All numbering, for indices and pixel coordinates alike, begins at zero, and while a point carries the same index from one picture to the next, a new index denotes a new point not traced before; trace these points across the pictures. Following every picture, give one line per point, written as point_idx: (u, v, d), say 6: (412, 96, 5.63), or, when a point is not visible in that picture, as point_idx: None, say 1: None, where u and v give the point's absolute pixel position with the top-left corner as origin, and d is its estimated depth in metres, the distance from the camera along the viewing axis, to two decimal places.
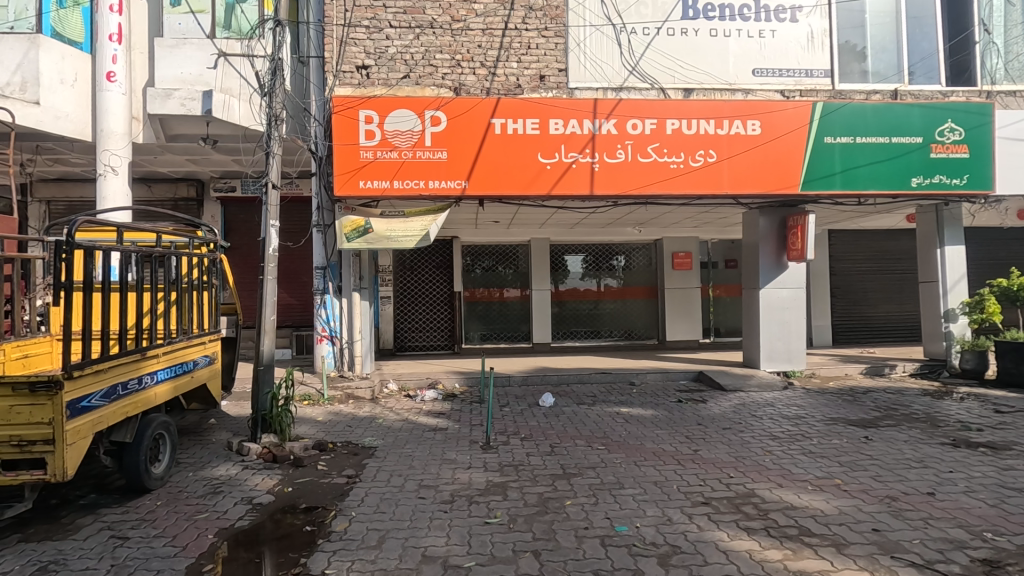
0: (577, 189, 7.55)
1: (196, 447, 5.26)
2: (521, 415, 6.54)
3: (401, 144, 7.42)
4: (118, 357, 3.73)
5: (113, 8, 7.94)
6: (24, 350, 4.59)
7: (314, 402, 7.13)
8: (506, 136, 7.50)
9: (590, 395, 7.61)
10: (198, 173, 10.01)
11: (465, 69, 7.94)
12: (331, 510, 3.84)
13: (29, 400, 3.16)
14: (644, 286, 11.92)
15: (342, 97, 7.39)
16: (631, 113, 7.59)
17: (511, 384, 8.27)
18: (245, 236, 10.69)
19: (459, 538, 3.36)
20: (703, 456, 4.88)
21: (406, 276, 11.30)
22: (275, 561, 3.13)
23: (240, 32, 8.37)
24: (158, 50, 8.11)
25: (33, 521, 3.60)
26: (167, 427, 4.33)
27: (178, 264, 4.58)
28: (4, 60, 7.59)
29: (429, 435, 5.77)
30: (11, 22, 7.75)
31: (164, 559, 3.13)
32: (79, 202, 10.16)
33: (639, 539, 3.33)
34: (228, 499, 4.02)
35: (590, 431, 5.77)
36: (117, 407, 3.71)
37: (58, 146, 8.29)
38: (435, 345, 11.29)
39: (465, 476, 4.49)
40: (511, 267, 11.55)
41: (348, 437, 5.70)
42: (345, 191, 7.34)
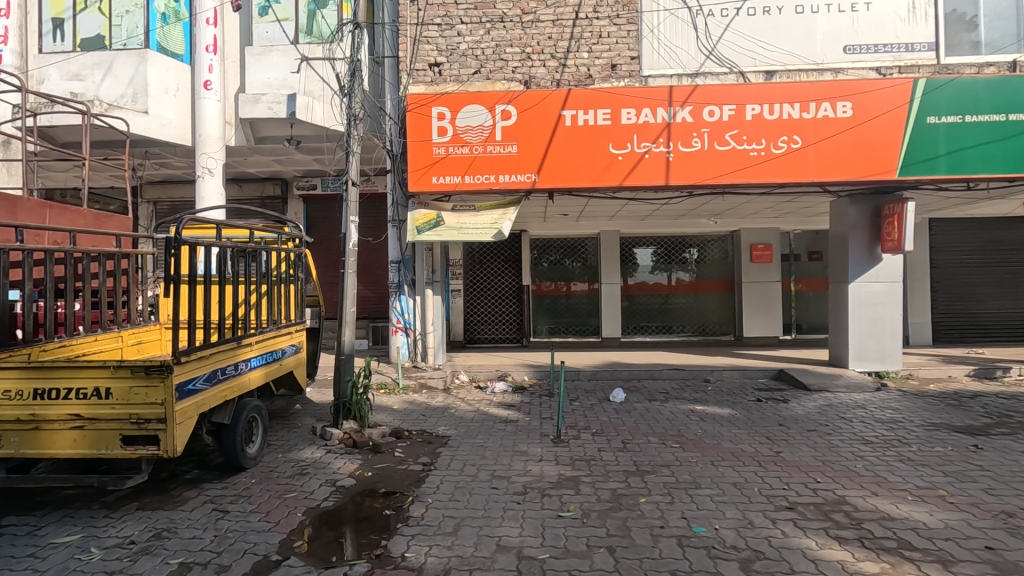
0: (650, 179, 7.34)
1: (284, 431, 5.61)
2: (592, 410, 6.48)
3: (472, 139, 7.54)
4: (217, 345, 4.03)
5: (210, 21, 8.50)
6: (137, 337, 5.14)
7: (390, 390, 7.42)
8: (577, 128, 7.41)
9: (662, 391, 7.43)
10: (283, 172, 10.64)
11: (535, 62, 7.90)
12: (409, 495, 3.98)
13: (144, 382, 3.48)
14: (719, 280, 11.48)
15: (416, 95, 7.59)
16: (708, 100, 7.28)
17: (581, 378, 8.22)
18: (325, 232, 11.18)
19: (532, 530, 3.39)
20: (786, 458, 4.64)
21: (476, 270, 11.41)
22: (357, 541, 3.29)
23: (321, 36, 8.76)
24: (249, 58, 8.70)
25: (147, 492, 3.98)
26: (260, 411, 4.64)
27: (268, 259, 4.87)
28: (120, 74, 8.39)
29: (501, 426, 5.86)
30: (124, 39, 8.55)
31: (260, 533, 3.37)
32: (181, 202, 11.07)
33: (718, 541, 3.21)
34: (314, 480, 4.27)
35: (663, 429, 5.62)
36: (217, 391, 4.01)
37: (163, 151, 9.04)
38: (503, 338, 11.39)
39: (536, 468, 4.51)
40: (580, 260, 11.45)
41: (423, 426, 5.88)
42: (419, 187, 7.57)
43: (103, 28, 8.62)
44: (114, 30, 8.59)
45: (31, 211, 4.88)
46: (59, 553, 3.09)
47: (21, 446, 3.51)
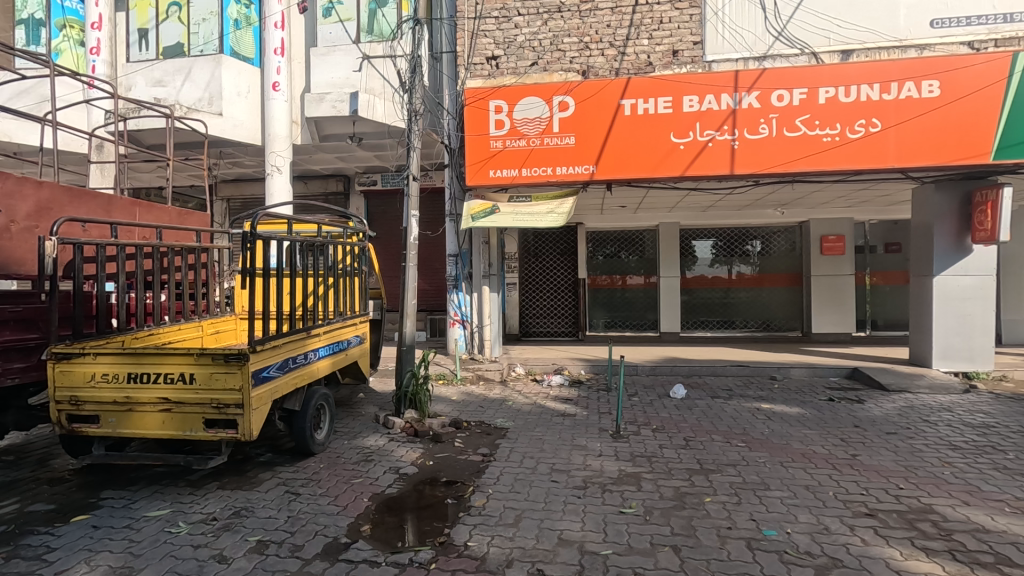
0: (713, 169, 7.07)
1: (348, 418, 5.81)
2: (651, 406, 6.34)
3: (530, 132, 7.51)
4: (288, 335, 4.22)
5: (278, 25, 8.80)
6: (215, 327, 5.43)
7: (448, 381, 7.56)
8: (636, 118, 7.24)
9: (725, 388, 7.18)
10: (345, 169, 10.99)
11: (593, 51, 7.75)
12: (469, 485, 4.03)
13: (224, 368, 3.68)
14: (785, 273, 10.97)
15: (473, 89, 7.66)
16: (777, 84, 6.92)
17: (639, 373, 8.08)
18: (385, 227, 11.47)
19: (594, 525, 3.35)
20: (863, 462, 4.37)
21: (532, 263, 11.36)
22: (420, 528, 3.36)
23: (381, 34, 8.96)
24: (314, 59, 9.04)
25: (226, 472, 4.22)
26: (327, 399, 4.83)
27: (335, 253, 5.04)
28: (198, 79, 8.90)
29: (558, 419, 5.84)
30: (201, 45, 9.08)
31: (329, 516, 3.50)
32: (251, 199, 11.64)
33: (791, 546, 3.07)
34: (378, 467, 4.40)
35: (727, 427, 5.44)
36: (289, 378, 4.21)
37: (235, 151, 9.53)
38: (559, 332, 11.31)
39: (596, 463, 4.46)
40: (636, 253, 11.22)
41: (481, 417, 5.95)
42: (476, 181, 7.65)
43: (183, 35, 9.20)
44: (192, 37, 9.14)
45: (124, 209, 5.22)
46: (151, 526, 3.33)
47: (117, 426, 3.79)
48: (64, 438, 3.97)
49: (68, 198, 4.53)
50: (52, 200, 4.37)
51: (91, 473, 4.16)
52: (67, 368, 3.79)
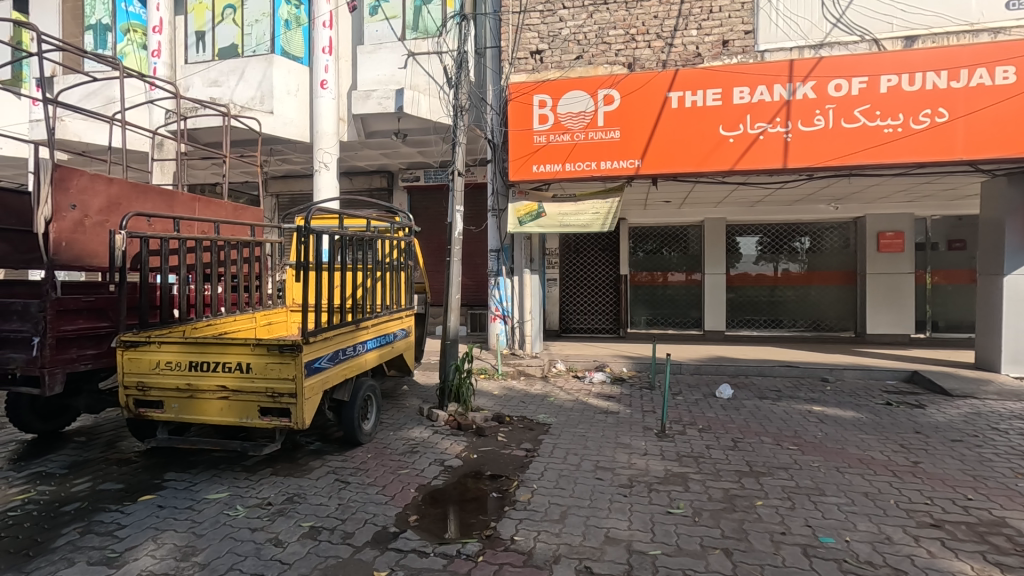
0: (765, 162, 6.84)
1: (393, 410, 5.92)
2: (697, 405, 6.21)
3: (574, 126, 7.46)
4: (339, 327, 4.32)
5: (326, 24, 9.04)
6: (268, 319, 5.61)
7: (490, 375, 7.60)
8: (684, 110, 7.07)
9: (773, 389, 6.96)
10: (389, 165, 11.17)
11: (639, 43, 7.61)
12: (514, 480, 4.04)
13: (278, 358, 3.80)
14: (837, 271, 10.55)
15: (518, 83, 7.63)
16: (834, 73, 6.63)
17: (683, 372, 7.92)
18: (428, 222, 11.60)
19: (641, 524, 3.31)
20: (927, 470, 4.16)
21: (573, 259, 11.26)
22: (467, 521, 3.39)
23: (426, 31, 9.03)
24: (361, 57, 9.23)
25: (279, 459, 4.37)
26: (374, 390, 4.93)
27: (382, 247, 5.13)
28: (251, 78, 9.20)
29: (601, 417, 5.78)
30: (254, 47, 9.37)
31: (378, 505, 3.57)
32: (299, 195, 11.96)
33: (850, 555, 2.95)
34: (424, 458, 4.46)
35: (777, 429, 5.27)
36: (339, 369, 4.31)
37: (285, 148, 9.81)
38: (599, 329, 11.20)
39: (642, 462, 4.39)
40: (679, 249, 10.98)
41: (523, 412, 5.96)
42: (519, 176, 7.63)
43: (237, 37, 9.52)
44: (245, 38, 9.45)
45: (184, 204, 5.46)
46: (211, 508, 3.48)
47: (180, 411, 3.97)
48: (131, 422, 4.20)
49: (134, 194, 4.80)
50: (120, 196, 4.62)
51: (154, 456, 4.38)
52: (134, 356, 3.99)
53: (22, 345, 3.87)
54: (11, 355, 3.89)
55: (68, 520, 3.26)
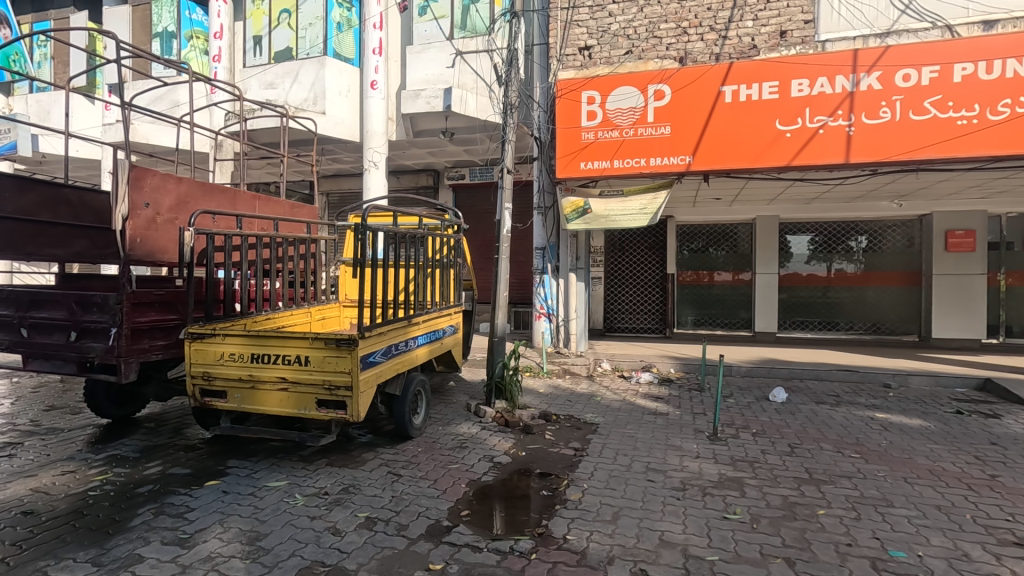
0: (825, 157, 6.55)
1: (441, 405, 5.99)
2: (749, 409, 6.02)
3: (623, 123, 7.35)
4: (392, 322, 4.41)
5: (376, 25, 9.16)
6: (322, 313, 5.77)
7: (535, 373, 7.60)
8: (738, 104, 6.87)
9: (831, 394, 6.67)
10: (435, 164, 11.33)
11: (692, 36, 7.42)
12: (564, 478, 4.02)
13: (335, 352, 3.91)
14: (898, 271, 10.04)
15: (566, 80, 7.60)
16: (903, 62, 6.30)
17: (733, 374, 7.70)
18: (472, 220, 11.69)
19: (697, 529, 3.23)
20: (1006, 484, 3.89)
21: (618, 257, 11.11)
22: (518, 517, 3.39)
23: (474, 30, 9.09)
24: (410, 57, 9.38)
25: (334, 450, 4.49)
26: (424, 385, 5.00)
27: (432, 245, 5.20)
28: (305, 80, 9.48)
29: (650, 418, 5.69)
30: (308, 49, 9.68)
31: (430, 498, 3.62)
32: (348, 193, 12.24)
33: (924, 570, 2.79)
34: (473, 454, 4.50)
35: (837, 435, 5.05)
36: (391, 364, 4.40)
37: (335, 148, 10.06)
38: (645, 329, 11.02)
39: (694, 465, 4.29)
40: (728, 248, 10.67)
41: (570, 411, 5.93)
42: (566, 173, 7.59)
43: (292, 40, 9.84)
44: (300, 42, 9.76)
45: (246, 202, 5.71)
46: (272, 495, 3.61)
47: (242, 401, 4.14)
48: (197, 411, 4.40)
49: (201, 192, 5.04)
50: (189, 194, 4.86)
51: (218, 443, 4.57)
52: (200, 347, 4.18)
53: (101, 334, 4.10)
54: (91, 344, 4.12)
55: (142, 501, 3.44)
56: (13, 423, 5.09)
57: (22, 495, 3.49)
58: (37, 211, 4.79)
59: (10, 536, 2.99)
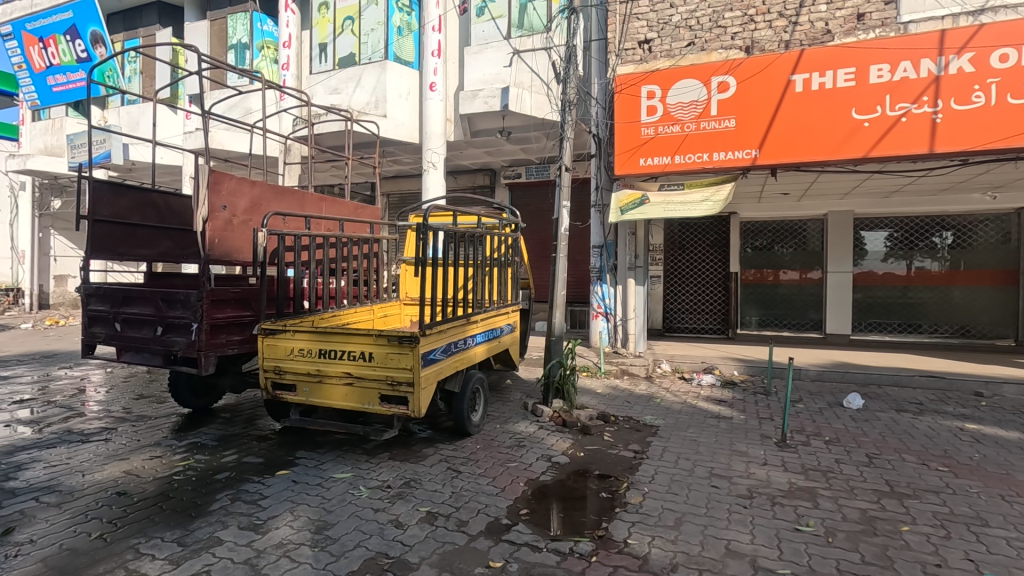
0: (907, 148, 6.11)
1: (498, 403, 6.02)
2: (821, 415, 5.70)
3: (684, 117, 7.14)
4: (451, 321, 4.47)
5: (435, 28, 9.33)
6: (384, 311, 5.94)
7: (592, 373, 7.51)
8: (810, 94, 6.52)
9: (913, 402, 6.21)
10: (492, 163, 11.42)
11: (759, 24, 7.10)
12: (624, 481, 3.95)
13: (397, 349, 4.00)
14: (989, 270, 9.25)
15: (625, 75, 7.47)
16: (999, 41, 5.79)
17: (802, 378, 7.31)
18: (528, 219, 11.70)
19: (766, 540, 3.08)
20: None
21: (677, 255, 10.82)
22: (578, 519, 3.35)
23: (531, 28, 9.10)
24: (468, 58, 9.49)
25: (395, 444, 4.61)
26: (481, 383, 5.04)
27: (489, 244, 5.23)
28: (367, 84, 9.76)
29: (713, 421, 5.49)
30: (371, 54, 9.93)
31: (489, 496, 3.65)
32: (407, 193, 12.53)
33: None
34: (531, 453, 4.50)
35: (921, 446, 4.69)
36: (450, 361, 4.46)
37: (395, 149, 10.32)
38: (706, 329, 10.66)
39: (762, 472, 4.11)
40: (796, 245, 10.15)
41: (629, 412, 5.81)
42: (625, 170, 7.46)
43: (354, 46, 10.16)
44: (362, 47, 10.05)
45: (313, 204, 5.96)
46: (338, 486, 3.74)
47: (310, 395, 4.31)
48: (269, 403, 4.62)
49: (273, 195, 5.29)
50: (262, 197, 5.12)
51: (287, 434, 4.80)
52: (272, 342, 4.38)
53: (184, 329, 4.38)
54: (175, 338, 4.42)
55: (220, 487, 3.65)
56: (108, 410, 5.54)
57: (117, 477, 3.78)
58: (129, 215, 5.18)
59: (107, 514, 3.24)
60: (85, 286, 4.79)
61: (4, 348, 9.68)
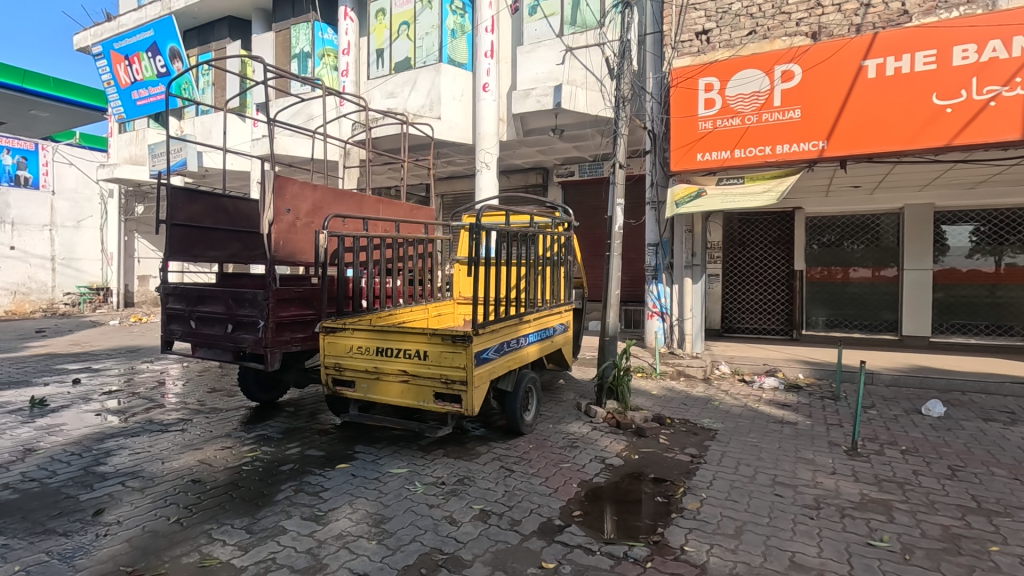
0: (997, 134, 5.61)
1: (551, 403, 6.00)
2: (897, 423, 5.34)
3: (745, 109, 6.88)
4: (504, 320, 4.49)
5: (489, 29, 9.42)
6: (439, 309, 6.03)
7: (647, 374, 7.36)
8: (884, 80, 6.12)
9: (1003, 411, 5.71)
10: (545, 162, 11.39)
11: (826, 8, 6.72)
12: (680, 486, 3.84)
13: (451, 348, 4.05)
14: None
15: (682, 68, 7.27)
16: None
17: (875, 383, 6.87)
18: (581, 217, 11.58)
19: (835, 553, 2.92)
20: None
21: (737, 252, 10.44)
22: (632, 523, 3.28)
23: (584, 24, 8.99)
24: (521, 57, 9.52)
25: (449, 442, 4.68)
26: (534, 382, 5.03)
27: (542, 243, 5.21)
28: (422, 87, 9.97)
29: (776, 426, 5.25)
30: (426, 57, 10.12)
31: (542, 496, 3.63)
32: (461, 194, 12.70)
33: None
34: (584, 454, 4.45)
35: (1013, 460, 4.30)
36: (503, 360, 4.48)
37: (450, 151, 10.48)
38: (769, 330, 10.21)
39: (831, 482, 3.88)
40: (869, 241, 9.55)
41: (686, 415, 5.65)
42: (681, 165, 7.30)
43: (410, 51, 10.36)
44: (418, 51, 10.25)
45: (371, 206, 6.14)
46: (394, 481, 3.84)
47: (368, 391, 4.44)
48: (330, 398, 4.80)
49: (334, 198, 5.49)
50: (323, 200, 5.33)
51: (347, 429, 4.97)
52: (333, 339, 4.55)
53: (252, 327, 4.61)
54: (244, 335, 4.66)
55: (284, 478, 3.83)
56: (185, 401, 5.92)
57: (192, 465, 4.03)
58: (203, 219, 5.51)
59: (183, 500, 3.46)
60: (165, 286, 5.13)
61: (97, 342, 10.56)
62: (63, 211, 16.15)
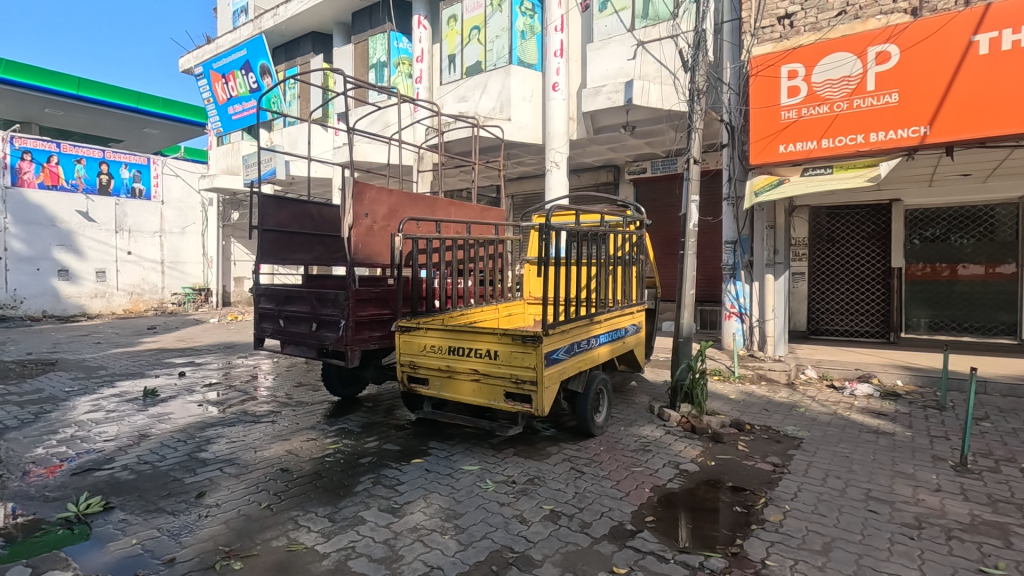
0: None
1: (623, 405, 5.89)
2: (1015, 437, 4.79)
3: (834, 95, 6.42)
4: (574, 321, 4.45)
5: (558, 28, 9.42)
6: (508, 309, 6.08)
7: (724, 377, 7.08)
8: (1000, 55, 5.50)
9: None
10: (616, 159, 11.22)
11: None
12: (761, 496, 3.65)
13: (521, 348, 4.08)
14: None
15: (763, 56, 6.90)
16: None
17: (989, 392, 6.20)
18: (653, 214, 11.28)
19: None
20: None
21: (826, 248, 9.78)
22: (707, 532, 3.16)
23: (657, 17, 8.75)
24: (591, 54, 9.43)
25: (520, 441, 4.71)
26: (605, 384, 4.95)
27: (613, 243, 5.13)
28: (493, 90, 10.12)
29: (869, 437, 4.87)
30: (496, 60, 10.24)
31: (613, 499, 3.58)
32: (531, 194, 12.77)
33: None
34: (658, 459, 4.33)
35: None
36: (574, 361, 4.45)
37: (520, 151, 10.56)
38: (863, 332, 9.43)
39: (934, 500, 3.55)
40: (980, 235, 8.65)
41: (767, 421, 5.36)
42: (762, 159, 6.93)
43: (480, 54, 10.52)
44: (488, 54, 10.38)
45: (444, 209, 6.29)
46: (467, 478, 3.92)
47: (441, 389, 4.55)
48: (405, 394, 4.97)
49: (408, 201, 5.68)
50: (398, 204, 5.52)
51: (421, 425, 5.12)
52: (407, 338, 4.71)
53: (333, 326, 4.86)
54: (326, 334, 4.92)
55: (363, 470, 4.01)
56: (275, 395, 6.35)
57: (281, 455, 4.31)
58: (290, 224, 5.87)
59: (273, 487, 3.72)
60: (257, 288, 5.51)
61: (200, 339, 11.56)
62: (171, 219, 17.79)
